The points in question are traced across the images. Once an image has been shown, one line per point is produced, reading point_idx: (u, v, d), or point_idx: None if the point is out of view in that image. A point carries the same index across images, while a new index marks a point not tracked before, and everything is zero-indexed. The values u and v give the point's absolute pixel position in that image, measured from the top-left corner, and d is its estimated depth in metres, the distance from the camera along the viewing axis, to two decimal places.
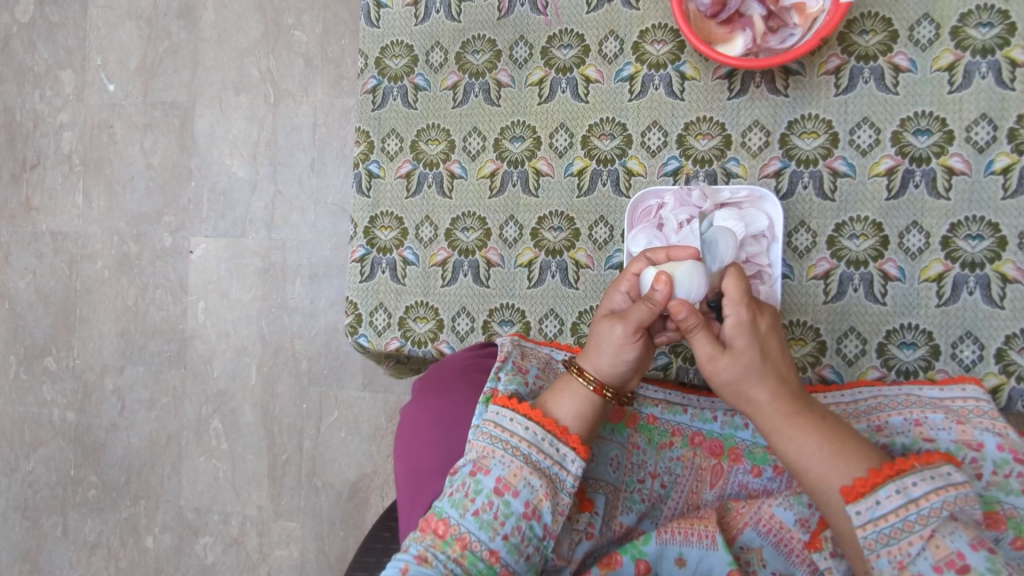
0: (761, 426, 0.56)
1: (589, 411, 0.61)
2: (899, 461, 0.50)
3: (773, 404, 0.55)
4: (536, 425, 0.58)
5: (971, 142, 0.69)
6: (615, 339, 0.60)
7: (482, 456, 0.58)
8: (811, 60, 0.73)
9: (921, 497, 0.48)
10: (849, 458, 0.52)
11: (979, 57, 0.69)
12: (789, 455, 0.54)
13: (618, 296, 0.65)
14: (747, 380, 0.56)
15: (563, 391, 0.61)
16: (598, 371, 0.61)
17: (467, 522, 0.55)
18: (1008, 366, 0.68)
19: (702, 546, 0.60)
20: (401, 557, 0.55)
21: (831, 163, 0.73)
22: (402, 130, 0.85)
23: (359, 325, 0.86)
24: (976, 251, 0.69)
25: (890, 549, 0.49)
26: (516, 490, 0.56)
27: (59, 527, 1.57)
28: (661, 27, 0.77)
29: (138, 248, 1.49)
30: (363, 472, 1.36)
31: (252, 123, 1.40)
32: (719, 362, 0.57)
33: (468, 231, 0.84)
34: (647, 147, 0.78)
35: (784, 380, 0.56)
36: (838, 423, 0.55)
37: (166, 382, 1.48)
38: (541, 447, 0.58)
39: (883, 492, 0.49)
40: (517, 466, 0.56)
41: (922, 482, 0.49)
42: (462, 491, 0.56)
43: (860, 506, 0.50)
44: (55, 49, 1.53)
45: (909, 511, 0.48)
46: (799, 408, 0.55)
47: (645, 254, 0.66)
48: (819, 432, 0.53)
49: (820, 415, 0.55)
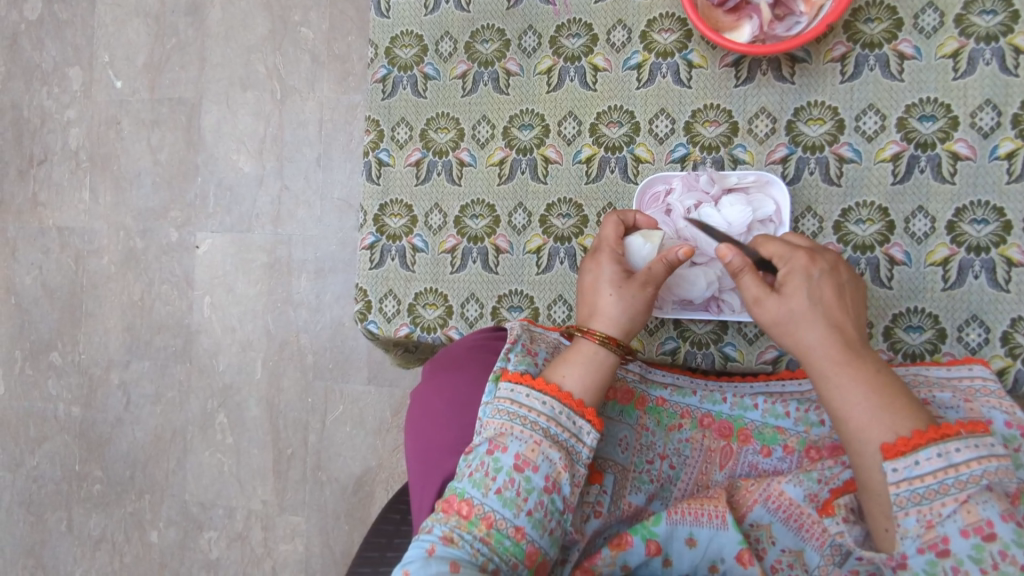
0: (809, 372, 0.57)
1: (598, 377, 0.62)
2: (944, 426, 0.51)
3: (822, 350, 0.56)
4: (553, 399, 0.59)
5: (976, 128, 0.70)
6: (647, 300, 0.66)
7: (499, 434, 0.58)
8: (817, 48, 0.74)
9: (962, 463, 0.49)
10: (895, 413, 0.52)
11: (983, 43, 0.70)
12: (833, 401, 0.55)
13: (609, 266, 0.68)
14: (793, 324, 0.58)
15: (576, 360, 0.63)
16: (627, 334, 0.65)
17: (490, 501, 0.56)
18: (1014, 349, 0.69)
19: (712, 526, 0.61)
20: (425, 538, 0.56)
21: (837, 149, 0.74)
22: (412, 119, 0.86)
23: (368, 312, 0.87)
24: (981, 235, 0.70)
25: (920, 509, 0.49)
26: (536, 465, 0.56)
27: (63, 523, 1.57)
28: (669, 15, 0.78)
29: (144, 244, 1.50)
30: (367, 466, 1.37)
31: (259, 120, 1.41)
32: (763, 304, 0.60)
33: (477, 218, 0.84)
34: (655, 135, 0.79)
35: (841, 333, 0.57)
36: (894, 382, 0.54)
37: (171, 377, 1.49)
38: (558, 420, 0.59)
39: (924, 454, 0.49)
40: (536, 441, 0.57)
41: (966, 449, 0.49)
42: (482, 470, 0.57)
43: (898, 464, 0.50)
44: (63, 46, 1.55)
45: (947, 475, 0.49)
46: (853, 359, 0.55)
47: (614, 218, 0.72)
48: (868, 384, 0.53)
49: (874, 367, 0.55)
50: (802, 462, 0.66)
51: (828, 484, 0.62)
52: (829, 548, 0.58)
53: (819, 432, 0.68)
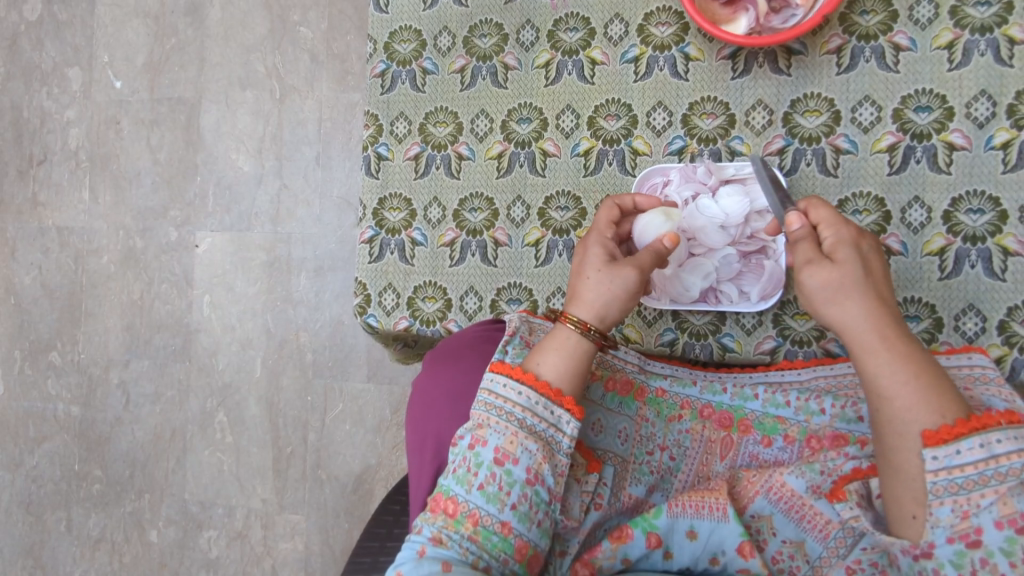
0: (852, 342, 0.54)
1: (575, 365, 0.62)
2: (984, 416, 0.51)
3: (873, 324, 0.54)
4: (529, 389, 0.59)
5: (971, 118, 0.71)
6: (630, 287, 0.63)
7: (479, 427, 0.59)
8: (813, 40, 0.75)
9: (1003, 455, 0.49)
10: (943, 399, 0.51)
11: (977, 35, 0.70)
12: (880, 375, 0.53)
13: (595, 249, 0.66)
14: (849, 293, 0.55)
15: (552, 347, 0.62)
16: (602, 321, 0.64)
17: (474, 497, 0.57)
18: (1011, 337, 0.69)
19: (712, 518, 0.61)
20: (417, 538, 0.57)
21: (833, 140, 0.74)
22: (410, 114, 0.87)
23: (368, 305, 0.87)
24: (977, 224, 0.71)
25: (956, 499, 0.50)
26: (515, 458, 0.57)
27: (62, 523, 1.57)
28: (665, 9, 0.79)
29: (144, 243, 1.50)
30: (367, 464, 1.37)
31: (258, 119, 1.41)
32: (819, 269, 0.56)
33: (476, 212, 0.85)
34: (652, 127, 0.80)
35: (889, 307, 0.55)
36: (935, 364, 0.53)
37: (170, 376, 1.49)
38: (535, 411, 0.59)
39: (966, 444, 0.50)
40: (513, 433, 0.58)
41: (1007, 441, 0.50)
42: (464, 466, 0.58)
43: (938, 452, 0.50)
44: (62, 47, 1.55)
45: (988, 466, 0.49)
46: (902, 335, 0.53)
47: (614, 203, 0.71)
48: (916, 365, 0.52)
49: (916, 345, 0.54)
50: (803, 451, 0.67)
51: (830, 475, 0.62)
52: (833, 540, 0.59)
53: (819, 421, 0.68)
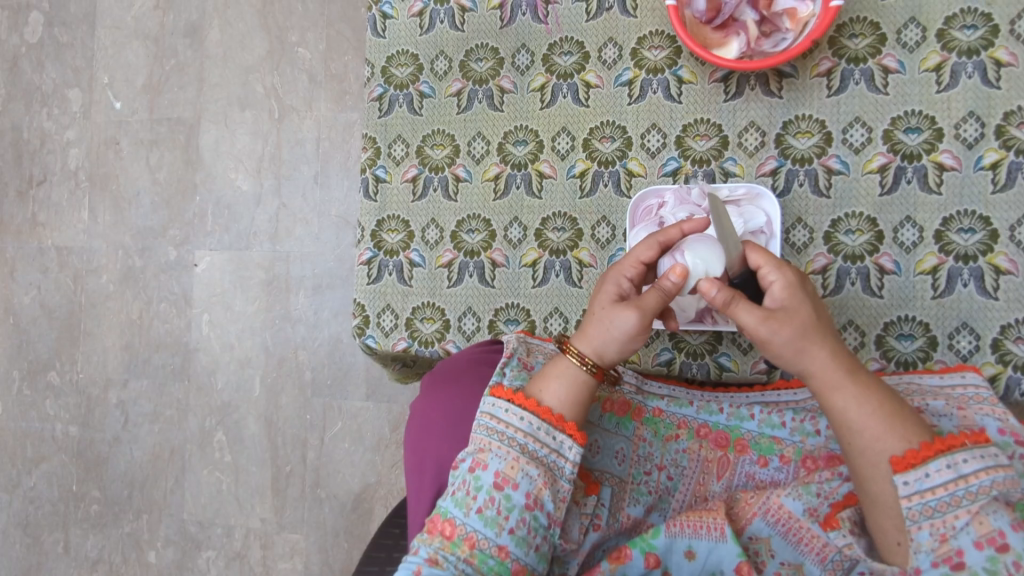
0: (817, 386, 0.55)
1: (579, 392, 0.62)
2: (949, 436, 0.52)
3: (833, 362, 0.55)
4: (531, 415, 0.60)
5: (960, 139, 0.72)
6: (628, 330, 0.60)
7: (480, 450, 0.60)
8: (803, 63, 0.76)
9: (971, 474, 0.50)
10: (905, 423, 0.53)
11: (964, 57, 0.72)
12: (847, 411, 0.54)
13: (611, 284, 0.63)
14: (807, 339, 0.55)
15: (553, 374, 0.62)
16: (600, 356, 0.61)
17: (472, 521, 0.57)
18: (1004, 356, 0.70)
19: (711, 538, 0.61)
20: (413, 559, 0.58)
21: (825, 161, 0.75)
22: (407, 136, 0.88)
23: (366, 326, 0.88)
24: (969, 243, 0.71)
25: (932, 522, 0.50)
26: (515, 483, 0.58)
27: (60, 544, 1.56)
28: (658, 33, 0.80)
29: (143, 262, 1.51)
30: (366, 483, 1.37)
31: (257, 138, 1.42)
32: (775, 323, 0.54)
33: (474, 233, 0.85)
34: (647, 149, 0.81)
35: (835, 337, 0.56)
36: (888, 389, 0.55)
37: (169, 395, 1.49)
38: (537, 436, 0.59)
39: (933, 466, 0.51)
40: (515, 458, 0.58)
41: (973, 459, 0.51)
42: (463, 489, 0.59)
43: (908, 477, 0.51)
44: (62, 68, 1.57)
45: (958, 487, 0.50)
46: (853, 365, 0.55)
47: (653, 241, 0.65)
48: (876, 395, 0.54)
49: (868, 374, 0.56)
50: (799, 472, 0.67)
51: (827, 498, 0.62)
52: (831, 562, 0.59)
53: (814, 442, 0.68)
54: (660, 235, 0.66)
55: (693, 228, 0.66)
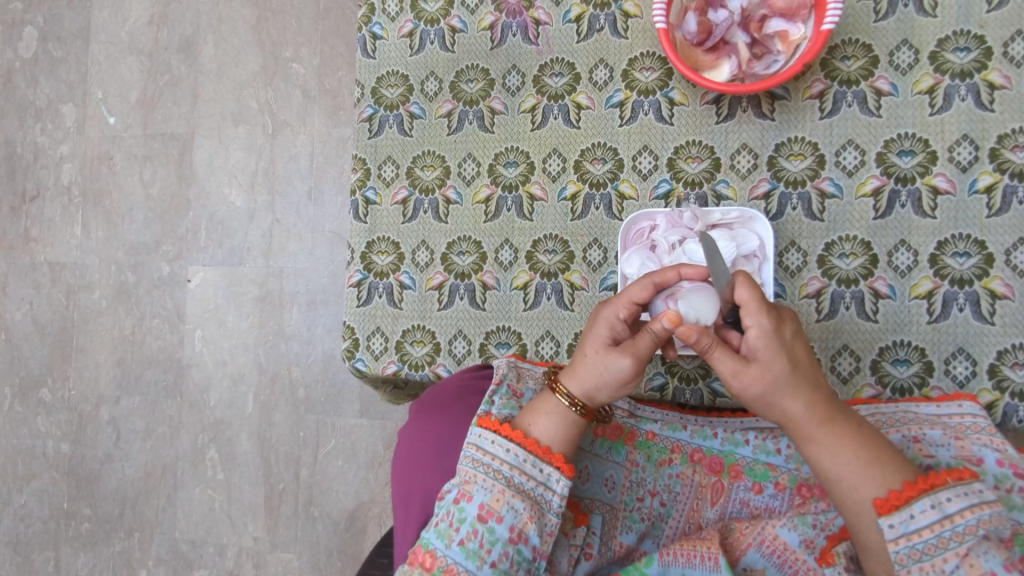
0: (794, 433, 0.55)
1: (568, 427, 0.61)
2: (931, 475, 0.51)
3: (810, 411, 0.54)
4: (518, 447, 0.59)
5: (954, 162, 0.71)
6: (620, 377, 0.59)
7: (465, 482, 0.59)
8: (796, 85, 0.75)
9: (956, 514, 0.50)
10: (885, 469, 0.52)
11: (958, 80, 0.71)
12: (823, 460, 0.54)
13: (603, 326, 0.61)
14: (781, 390, 0.54)
15: (541, 409, 0.61)
16: (590, 398, 0.60)
17: (453, 552, 0.57)
18: (1001, 382, 0.69)
19: (704, 568, 0.60)
20: None
21: (818, 184, 0.75)
22: (398, 158, 0.87)
23: (356, 349, 0.86)
24: (963, 268, 0.71)
25: (922, 566, 0.50)
26: (499, 516, 0.57)
27: (50, 563, 1.55)
28: (649, 55, 0.80)
29: (136, 278, 1.50)
30: (360, 501, 1.35)
31: (251, 154, 1.42)
32: (745, 378, 0.54)
33: (464, 255, 0.85)
34: (638, 171, 0.80)
35: (813, 382, 0.54)
36: (870, 431, 0.54)
37: (162, 412, 1.47)
38: (523, 468, 0.59)
39: (918, 507, 0.50)
40: (500, 491, 0.57)
41: (957, 498, 0.50)
42: (447, 521, 0.58)
43: (893, 520, 0.51)
44: (57, 83, 1.56)
45: (944, 527, 0.49)
46: (830, 411, 0.54)
47: (648, 280, 0.62)
48: (854, 442, 0.53)
49: (849, 419, 0.55)
50: (794, 500, 0.66)
51: (824, 529, 0.61)
52: None
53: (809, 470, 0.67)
54: (658, 275, 0.63)
55: (693, 274, 0.63)
